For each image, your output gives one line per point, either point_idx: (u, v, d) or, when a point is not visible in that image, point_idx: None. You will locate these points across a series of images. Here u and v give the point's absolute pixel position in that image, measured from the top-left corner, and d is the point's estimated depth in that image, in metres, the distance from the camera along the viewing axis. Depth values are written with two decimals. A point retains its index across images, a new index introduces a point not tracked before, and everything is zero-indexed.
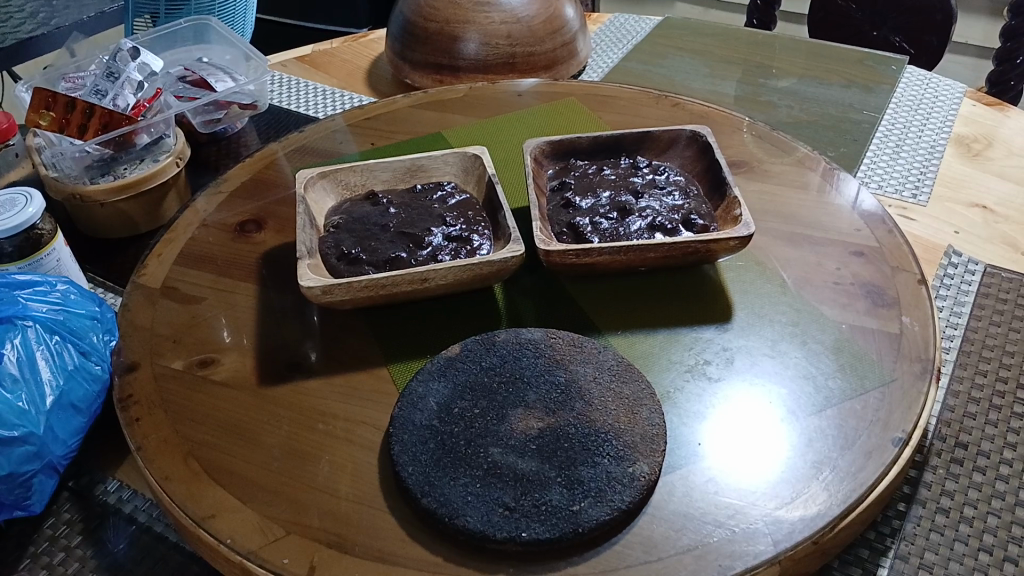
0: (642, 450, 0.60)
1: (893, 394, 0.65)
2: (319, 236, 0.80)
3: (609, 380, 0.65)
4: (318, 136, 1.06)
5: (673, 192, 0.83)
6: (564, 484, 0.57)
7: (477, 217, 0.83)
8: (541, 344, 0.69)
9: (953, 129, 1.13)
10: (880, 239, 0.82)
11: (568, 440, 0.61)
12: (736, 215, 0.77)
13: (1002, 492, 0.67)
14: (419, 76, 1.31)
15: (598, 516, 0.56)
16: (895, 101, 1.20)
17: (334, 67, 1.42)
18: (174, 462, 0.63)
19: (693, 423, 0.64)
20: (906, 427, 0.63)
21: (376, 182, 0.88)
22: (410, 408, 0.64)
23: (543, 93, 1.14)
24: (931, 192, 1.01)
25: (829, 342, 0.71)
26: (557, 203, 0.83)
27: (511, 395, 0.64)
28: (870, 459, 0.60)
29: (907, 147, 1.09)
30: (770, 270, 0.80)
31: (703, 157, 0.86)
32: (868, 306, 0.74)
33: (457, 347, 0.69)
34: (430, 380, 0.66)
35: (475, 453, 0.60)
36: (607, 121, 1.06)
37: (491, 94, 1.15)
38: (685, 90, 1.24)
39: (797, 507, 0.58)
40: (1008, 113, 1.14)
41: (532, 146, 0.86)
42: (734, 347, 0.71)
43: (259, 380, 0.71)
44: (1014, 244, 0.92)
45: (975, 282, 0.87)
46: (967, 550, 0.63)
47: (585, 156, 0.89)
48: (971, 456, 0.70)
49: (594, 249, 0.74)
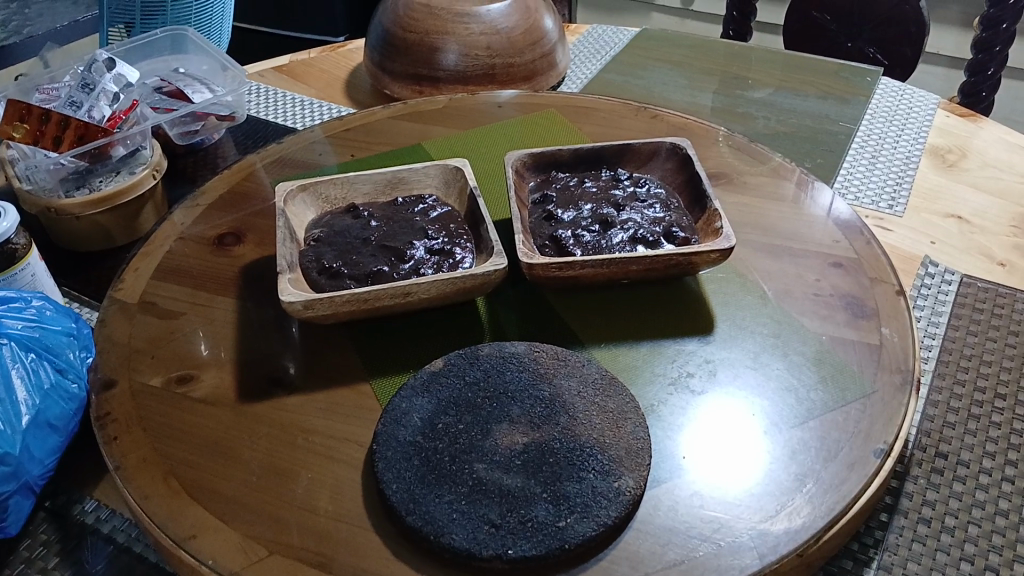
0: (627, 465, 0.60)
1: (874, 405, 0.66)
2: (300, 250, 0.79)
3: (593, 394, 0.66)
4: (296, 148, 1.06)
5: (655, 204, 0.83)
6: (549, 500, 0.57)
7: (459, 230, 0.82)
8: (524, 358, 0.69)
9: (927, 140, 1.15)
10: (858, 250, 0.83)
11: (553, 455, 0.60)
12: (717, 228, 0.77)
13: (981, 501, 0.66)
14: (399, 88, 1.30)
15: (584, 532, 0.55)
16: (871, 113, 1.21)
17: (312, 77, 1.41)
18: (154, 481, 0.63)
19: (670, 432, 0.65)
20: (887, 439, 0.63)
21: (357, 195, 0.87)
22: (394, 424, 0.63)
23: (522, 105, 1.14)
24: (907, 203, 1.02)
25: (811, 354, 0.72)
26: (539, 215, 0.82)
27: (495, 410, 0.64)
28: (853, 471, 0.61)
29: (882, 158, 1.10)
30: (751, 282, 0.80)
31: (683, 170, 0.86)
32: (848, 318, 0.75)
33: (441, 362, 0.69)
34: (414, 396, 0.66)
35: (460, 469, 0.60)
36: (588, 133, 1.06)
37: (470, 106, 1.15)
38: (664, 101, 1.25)
39: (781, 520, 0.58)
40: (981, 124, 1.16)
41: (513, 158, 0.85)
42: (717, 359, 0.71)
43: (239, 395, 0.70)
44: (989, 254, 0.93)
45: (951, 291, 0.88)
46: (949, 560, 0.62)
47: (567, 168, 0.88)
48: (952, 465, 0.69)
49: (578, 262, 0.73)
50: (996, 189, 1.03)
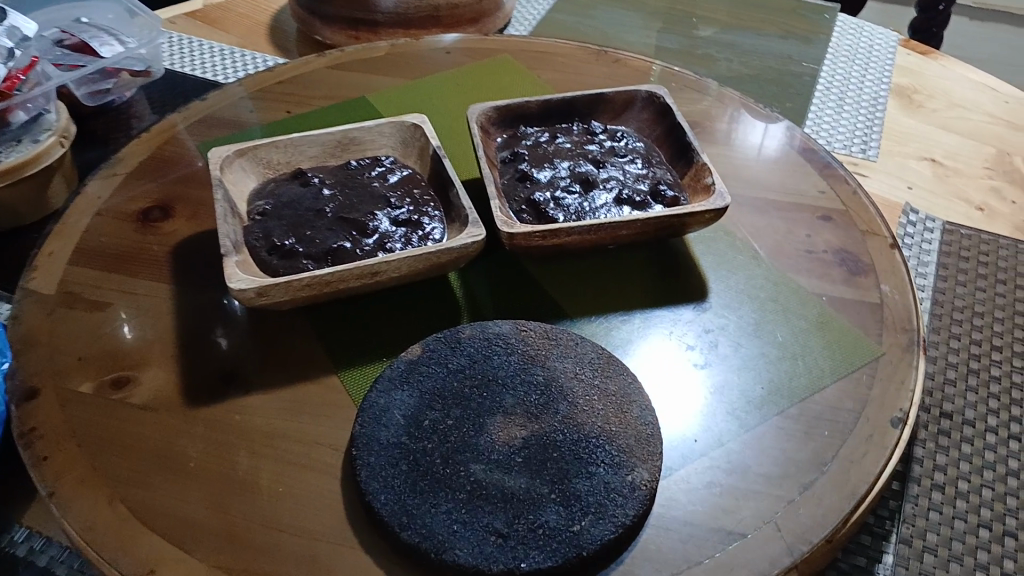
0: (639, 455, 0.55)
1: (884, 370, 0.63)
2: (244, 226, 0.70)
3: (592, 375, 0.60)
4: (224, 104, 0.94)
5: (635, 160, 0.77)
6: (559, 502, 0.52)
7: (425, 196, 0.74)
8: (511, 338, 0.62)
9: (892, 79, 1.11)
10: (845, 201, 0.79)
11: (556, 449, 0.55)
12: (708, 184, 0.71)
13: (992, 461, 0.64)
14: (332, 34, 1.19)
15: (602, 536, 0.50)
16: (833, 51, 1.17)
17: (231, 23, 1.27)
18: (99, 507, 0.54)
19: (673, 414, 0.60)
20: (903, 406, 0.60)
21: (302, 158, 0.78)
22: (373, 425, 0.56)
23: (472, 50, 1.05)
24: (880, 146, 0.98)
25: (812, 318, 0.67)
26: (511, 176, 0.74)
27: (486, 400, 0.58)
28: (872, 444, 0.57)
29: (849, 99, 1.06)
30: (740, 241, 0.75)
31: (662, 121, 0.79)
32: (844, 276, 0.71)
33: (419, 347, 0.61)
34: (392, 389, 0.58)
35: (455, 473, 0.53)
36: (547, 81, 0.98)
37: (416, 53, 1.05)
38: (621, 44, 1.17)
39: (806, 504, 0.54)
40: (944, 62, 1.13)
41: (477, 112, 0.77)
42: (716, 328, 0.66)
43: (188, 398, 0.61)
44: (967, 198, 0.91)
45: (935, 239, 0.85)
46: (968, 528, 0.60)
47: (536, 122, 0.81)
48: (958, 426, 0.67)
49: (563, 229, 0.66)
50: (967, 129, 1.00)
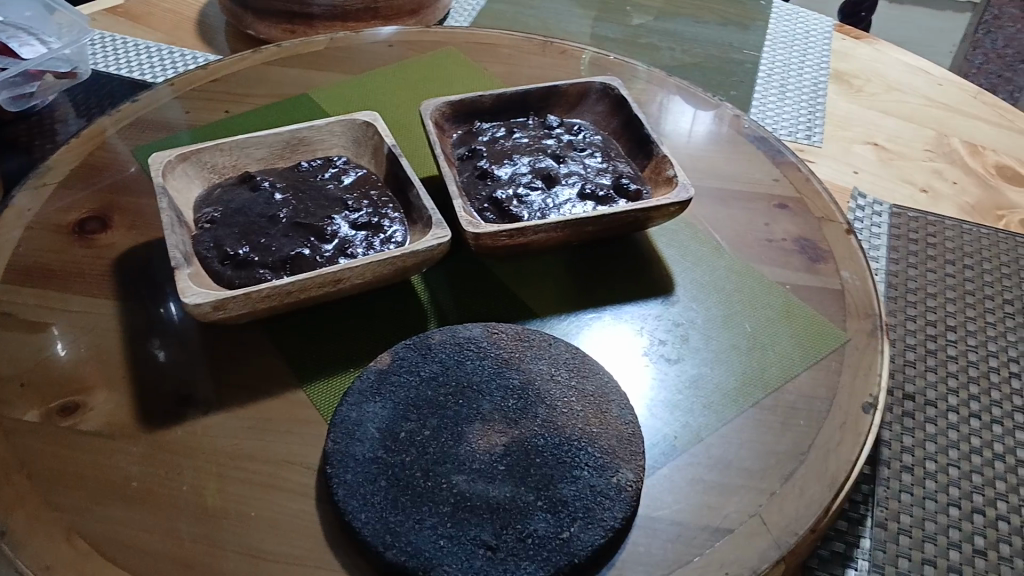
0: (623, 455, 0.54)
1: (851, 356, 0.64)
2: (193, 235, 0.66)
3: (569, 376, 0.59)
4: (157, 106, 0.90)
5: (595, 154, 0.76)
6: (546, 509, 0.51)
7: (383, 197, 0.71)
8: (483, 342, 0.61)
9: (831, 64, 1.13)
10: (799, 188, 0.80)
11: (539, 455, 0.54)
12: (670, 177, 0.71)
13: (955, 440, 0.66)
14: (267, 29, 1.14)
15: (592, 541, 0.49)
16: (771, 37, 1.18)
17: (155, 18, 1.21)
18: (56, 545, 0.51)
19: (644, 405, 0.60)
20: (872, 391, 0.61)
21: (249, 161, 0.74)
22: (346, 440, 0.54)
23: (415, 43, 1.02)
24: (824, 132, 1.00)
25: (777, 307, 0.68)
26: (471, 174, 0.73)
27: (462, 408, 0.56)
28: (847, 431, 0.58)
29: (791, 85, 1.08)
30: (702, 232, 0.75)
31: (618, 113, 0.79)
32: (805, 264, 0.72)
33: (388, 356, 0.59)
34: (364, 402, 0.56)
35: (437, 485, 0.51)
36: (494, 73, 0.97)
37: (357, 47, 1.02)
38: (563, 34, 1.16)
39: (788, 495, 0.54)
40: (878, 46, 1.16)
41: (430, 108, 0.75)
42: (685, 322, 0.66)
43: (145, 422, 0.58)
44: (910, 181, 0.93)
45: (884, 222, 0.86)
46: (939, 507, 0.61)
47: (490, 117, 0.79)
48: (921, 406, 0.68)
49: (529, 228, 0.65)
50: (905, 113, 1.03)
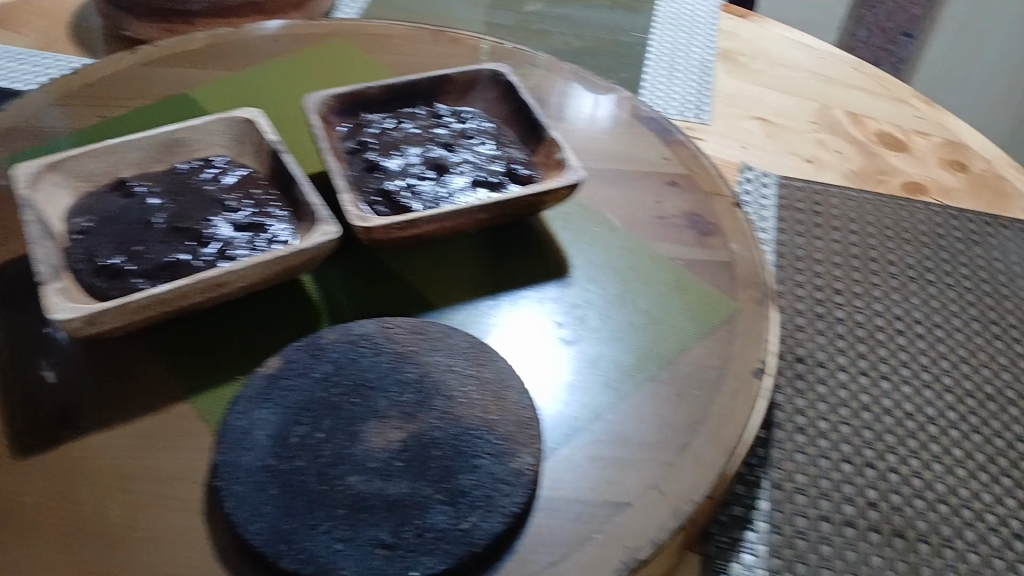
0: (522, 440, 0.54)
1: (741, 325, 0.65)
2: (63, 248, 0.63)
3: (466, 366, 0.58)
4: (24, 113, 0.84)
5: (487, 141, 0.75)
6: (444, 501, 0.50)
7: (266, 195, 0.69)
8: (377, 337, 0.60)
9: (717, 42, 1.15)
10: (687, 165, 0.81)
11: (436, 447, 0.53)
12: (560, 159, 0.70)
13: (844, 398, 0.69)
14: (144, 29, 1.09)
15: (492, 529, 0.49)
16: (659, 18, 1.19)
17: (22, 23, 1.14)
18: None
19: (542, 387, 0.60)
20: (762, 356, 0.62)
21: (124, 166, 0.70)
22: (236, 450, 0.52)
23: (300, 36, 1.00)
24: (712, 109, 1.02)
25: (671, 282, 0.69)
26: (361, 167, 0.71)
27: (357, 406, 0.55)
28: (739, 397, 0.60)
29: (681, 64, 1.09)
30: (595, 213, 0.75)
31: (508, 99, 0.78)
32: (696, 238, 0.73)
33: (278, 360, 0.58)
34: (254, 409, 0.54)
35: (332, 488, 0.50)
36: (382, 64, 0.95)
37: (239, 42, 0.98)
38: (454, 22, 1.14)
39: (685, 465, 0.55)
40: (761, 24, 1.19)
41: (315, 102, 0.73)
42: (581, 303, 0.67)
43: (18, 448, 0.55)
44: (795, 152, 0.96)
45: (771, 194, 0.89)
46: (831, 464, 0.63)
47: (379, 108, 0.77)
48: (812, 369, 0.71)
49: (420, 218, 0.64)
50: (788, 87, 1.06)
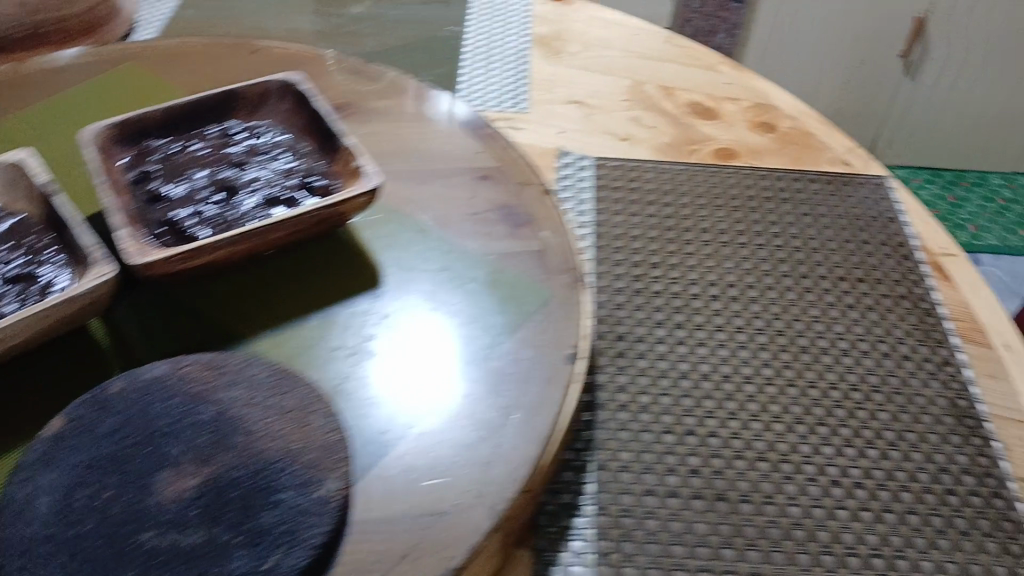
0: (327, 466, 0.52)
1: (553, 312, 0.65)
2: None
3: (267, 396, 0.56)
4: None
5: (282, 156, 0.72)
6: (244, 544, 0.48)
7: (41, 240, 0.65)
8: (170, 379, 0.56)
9: (532, 29, 1.15)
10: (497, 158, 0.81)
11: (236, 487, 0.51)
12: (356, 167, 0.68)
13: (664, 369, 0.70)
14: None
15: (296, 564, 0.47)
16: (473, 8, 1.18)
17: None
18: None
19: (355, 404, 0.58)
20: (573, 342, 0.63)
21: None
22: (10, 523, 0.48)
23: (88, 63, 0.94)
24: (530, 97, 1.02)
25: (484, 278, 0.68)
26: (145, 199, 0.67)
27: (149, 457, 0.52)
28: (551, 385, 0.60)
29: (497, 55, 1.09)
30: (406, 217, 0.74)
31: (303, 110, 0.75)
32: (508, 230, 0.73)
33: (60, 419, 0.54)
34: (32, 477, 0.50)
35: (121, 549, 0.47)
36: (179, 84, 0.90)
37: (20, 77, 0.91)
38: (261, 33, 1.10)
39: (499, 462, 0.55)
40: (574, 7, 1.20)
41: (88, 133, 0.67)
42: (393, 312, 0.65)
43: None
44: (611, 131, 0.97)
45: (588, 176, 0.90)
46: (654, 436, 0.65)
47: (164, 133, 0.73)
48: (632, 345, 0.72)
49: (207, 245, 0.60)
50: (602, 67, 1.08)
